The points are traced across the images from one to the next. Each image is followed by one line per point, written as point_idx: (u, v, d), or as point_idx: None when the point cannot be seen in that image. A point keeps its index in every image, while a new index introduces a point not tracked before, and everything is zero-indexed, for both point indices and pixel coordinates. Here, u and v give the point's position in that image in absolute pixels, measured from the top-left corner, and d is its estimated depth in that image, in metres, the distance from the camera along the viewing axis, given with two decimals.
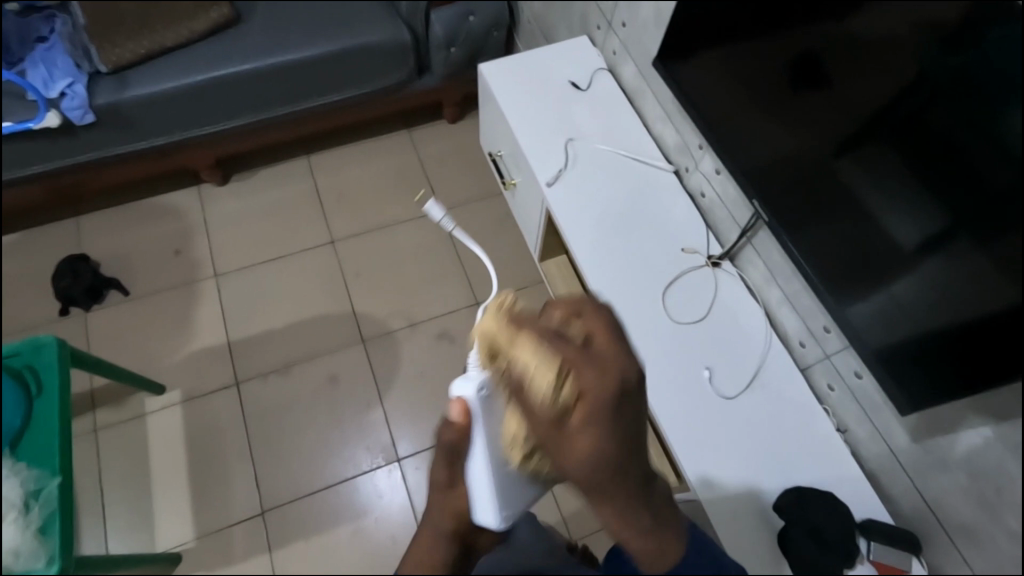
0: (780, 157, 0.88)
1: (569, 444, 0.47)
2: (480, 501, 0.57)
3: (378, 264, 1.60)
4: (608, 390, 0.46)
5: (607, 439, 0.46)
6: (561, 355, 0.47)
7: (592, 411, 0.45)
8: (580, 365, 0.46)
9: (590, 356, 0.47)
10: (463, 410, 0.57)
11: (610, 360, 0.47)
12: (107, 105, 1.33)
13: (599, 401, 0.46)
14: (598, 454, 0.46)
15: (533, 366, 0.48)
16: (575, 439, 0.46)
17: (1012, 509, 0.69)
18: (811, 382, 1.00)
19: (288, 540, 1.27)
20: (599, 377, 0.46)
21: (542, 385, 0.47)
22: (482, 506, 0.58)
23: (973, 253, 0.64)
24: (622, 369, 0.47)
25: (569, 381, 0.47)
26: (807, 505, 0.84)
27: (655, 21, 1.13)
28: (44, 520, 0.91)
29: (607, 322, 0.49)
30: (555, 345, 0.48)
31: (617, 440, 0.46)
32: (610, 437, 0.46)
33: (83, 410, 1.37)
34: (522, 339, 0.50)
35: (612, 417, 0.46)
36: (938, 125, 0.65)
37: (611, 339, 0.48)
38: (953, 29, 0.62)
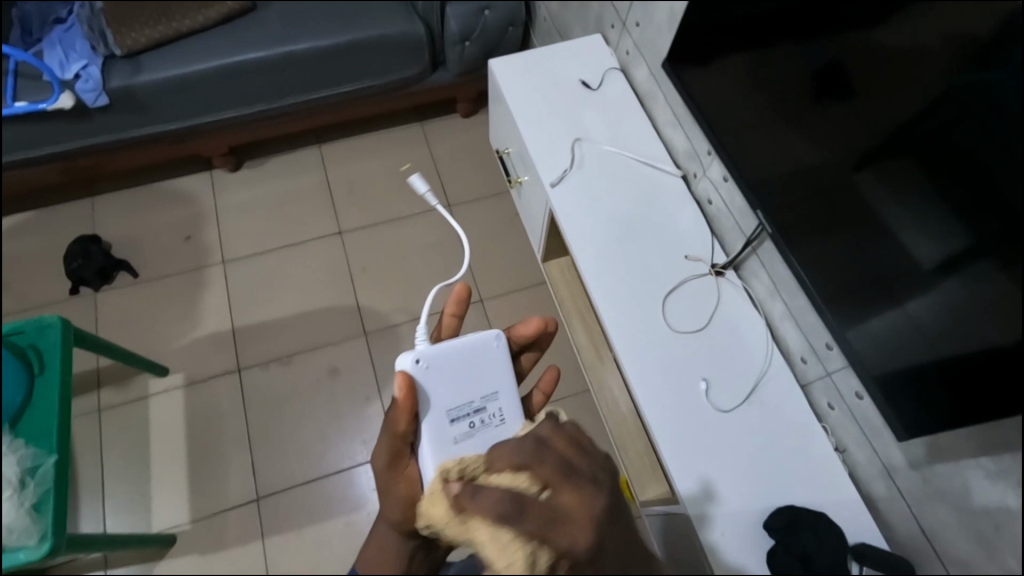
0: (792, 168, 0.86)
1: None
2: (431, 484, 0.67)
3: (383, 258, 1.60)
4: (584, 544, 0.48)
5: None
6: (525, 534, 0.48)
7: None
8: (550, 535, 0.48)
9: (556, 520, 0.49)
10: (404, 384, 0.67)
11: (576, 510, 0.49)
12: (121, 88, 1.35)
13: (579, 556, 0.48)
14: None
15: (500, 557, 0.48)
16: None
17: (1013, 548, 0.67)
18: (811, 399, 0.98)
19: (281, 529, 1.28)
20: (570, 535, 0.48)
21: (517, 570, 0.47)
22: (433, 490, 0.67)
23: (994, 276, 0.61)
24: (588, 514, 0.49)
25: (544, 548, 0.48)
26: (799, 531, 0.82)
27: (668, 22, 1.11)
28: (39, 497, 0.93)
29: (552, 467, 0.51)
30: (517, 524, 0.48)
31: None
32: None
33: (88, 389, 1.39)
34: (477, 522, 0.50)
35: (594, 569, 0.48)
36: (962, 142, 0.62)
37: (568, 484, 0.50)
38: (985, 41, 0.59)
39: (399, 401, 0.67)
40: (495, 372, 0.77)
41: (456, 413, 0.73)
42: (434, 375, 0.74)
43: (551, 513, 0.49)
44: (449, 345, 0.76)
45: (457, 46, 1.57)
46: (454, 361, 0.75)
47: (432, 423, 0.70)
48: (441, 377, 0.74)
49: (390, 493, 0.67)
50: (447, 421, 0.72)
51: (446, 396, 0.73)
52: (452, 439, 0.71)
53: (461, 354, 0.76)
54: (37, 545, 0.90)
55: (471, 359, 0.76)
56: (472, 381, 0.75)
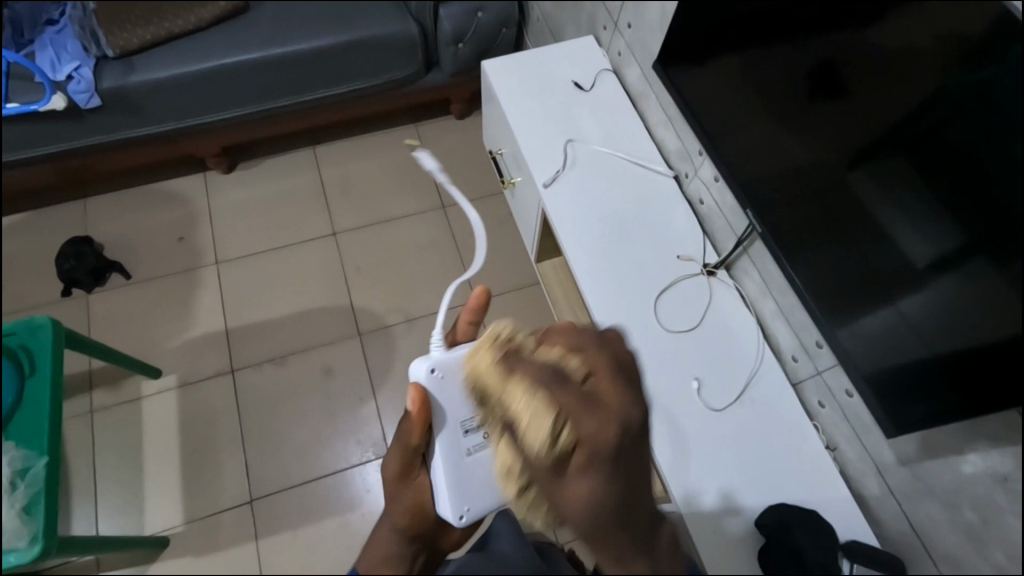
0: (783, 168, 0.87)
1: (566, 487, 0.45)
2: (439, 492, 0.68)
3: (378, 259, 1.59)
4: (609, 437, 0.43)
5: (610, 481, 0.44)
6: (558, 402, 0.46)
7: (591, 461, 0.43)
8: (580, 414, 0.44)
9: (591, 402, 0.45)
10: (417, 397, 0.67)
11: (613, 402, 0.45)
12: (112, 89, 1.34)
13: (601, 448, 0.43)
14: (597, 501, 0.43)
15: (529, 414, 0.47)
16: (576, 479, 0.44)
17: (1003, 545, 0.67)
18: (802, 398, 0.99)
19: (273, 529, 1.24)
20: (597, 424, 0.44)
21: (537, 434, 0.46)
22: (442, 497, 0.68)
23: (987, 275, 0.62)
24: (623, 414, 0.45)
25: (567, 426, 0.45)
26: (790, 528, 0.82)
27: (659, 22, 1.11)
28: (30, 498, 0.92)
29: (606, 361, 0.48)
30: (555, 389, 0.47)
31: (620, 489, 0.44)
32: (610, 481, 0.44)
33: (80, 390, 1.39)
34: (518, 382, 0.50)
35: (613, 467, 0.44)
36: (954, 140, 0.63)
37: (613, 380, 0.47)
38: (978, 43, 0.60)
39: (413, 413, 0.67)
40: None
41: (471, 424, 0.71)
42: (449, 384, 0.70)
43: (588, 396, 0.45)
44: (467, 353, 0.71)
45: (451, 47, 1.57)
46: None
47: (446, 437, 0.69)
48: (456, 388, 0.70)
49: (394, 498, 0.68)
50: (462, 432, 0.70)
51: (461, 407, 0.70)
52: (467, 450, 0.70)
53: None
54: (28, 548, 0.89)
55: None
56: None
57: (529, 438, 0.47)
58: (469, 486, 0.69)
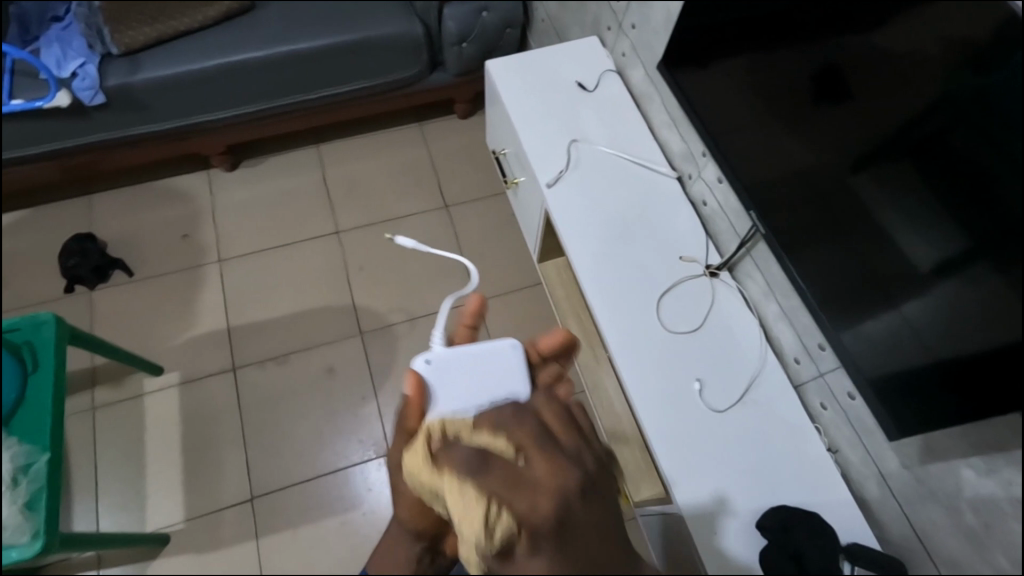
0: (787, 170, 0.87)
1: (518, 572, 0.47)
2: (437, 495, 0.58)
3: (380, 258, 1.59)
4: (544, 510, 0.47)
5: (557, 555, 0.46)
6: (488, 489, 0.48)
7: (536, 539, 0.47)
8: (510, 496, 0.48)
9: (518, 484, 0.48)
10: (413, 382, 0.64)
11: (543, 478, 0.49)
12: (118, 87, 1.35)
13: (540, 525, 0.47)
14: None
15: (461, 506, 0.49)
16: (524, 563, 0.47)
17: (1006, 549, 0.67)
18: (805, 400, 0.99)
19: (273, 528, 1.28)
20: (529, 500, 0.48)
21: (473, 523, 0.48)
22: (439, 499, 0.58)
23: (990, 280, 0.62)
24: (556, 489, 0.48)
25: (502, 513, 0.48)
26: (792, 530, 0.82)
27: (664, 23, 1.11)
28: (32, 495, 0.92)
29: (531, 433, 0.52)
30: (479, 479, 0.49)
31: (570, 562, 0.46)
32: (558, 557, 0.46)
33: (83, 387, 1.39)
34: (448, 472, 0.51)
35: (558, 540, 0.47)
36: (958, 144, 0.63)
37: (540, 455, 0.50)
38: (982, 47, 0.60)
39: (410, 400, 0.63)
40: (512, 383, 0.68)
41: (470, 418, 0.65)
42: (446, 379, 0.68)
43: (515, 479, 0.49)
44: (468, 351, 0.71)
45: (455, 47, 1.57)
46: (472, 367, 0.69)
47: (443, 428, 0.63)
48: (453, 381, 0.68)
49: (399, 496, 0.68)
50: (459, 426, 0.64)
51: (457, 400, 0.66)
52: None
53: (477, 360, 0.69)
54: (30, 543, 0.90)
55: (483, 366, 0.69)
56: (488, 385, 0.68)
57: (467, 532, 0.49)
58: None
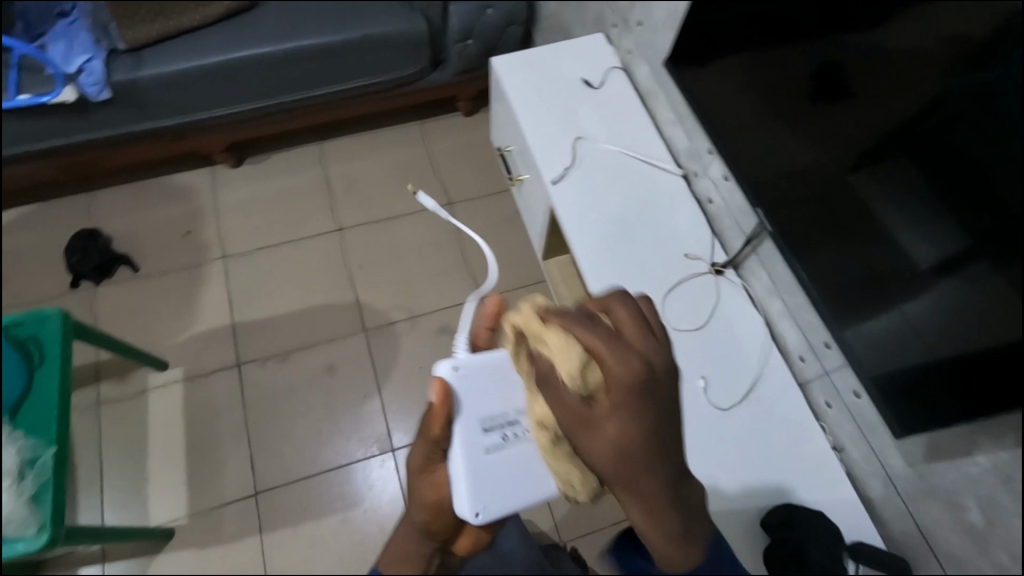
0: (790, 167, 0.86)
1: (596, 423, 0.53)
2: (457, 489, 0.66)
3: (381, 259, 1.66)
4: (632, 372, 0.51)
5: (637, 416, 0.51)
6: (589, 341, 0.53)
7: (621, 399, 0.51)
8: (610, 351, 0.52)
9: (617, 343, 0.52)
10: (441, 389, 0.67)
11: (639, 351, 0.53)
12: (122, 82, 1.38)
13: (626, 387, 0.51)
14: (624, 435, 0.51)
15: (559, 347, 0.54)
16: (603, 416, 0.53)
17: (1009, 547, 0.66)
18: (809, 398, 0.99)
19: (275, 524, 1.21)
20: (623, 362, 0.51)
21: (568, 365, 0.53)
22: (460, 496, 0.66)
23: (991, 277, 0.62)
24: (644, 355, 0.52)
25: (595, 366, 0.53)
26: (795, 525, 0.83)
27: (669, 20, 1.11)
28: (37, 488, 0.93)
29: (632, 315, 0.55)
30: (586, 330, 0.53)
31: (645, 424, 0.51)
32: (638, 418, 0.51)
33: (86, 382, 1.39)
34: (553, 326, 0.56)
35: (639, 400, 0.51)
36: (959, 141, 0.63)
37: (638, 332, 0.54)
38: (981, 44, 0.60)
39: (436, 408, 0.67)
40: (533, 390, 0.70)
41: (492, 422, 0.68)
42: (469, 379, 0.69)
43: (612, 335, 0.53)
44: (490, 354, 0.70)
45: (459, 45, 1.57)
46: (494, 372, 0.69)
47: (465, 435, 0.67)
48: (477, 386, 0.69)
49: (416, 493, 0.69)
50: (480, 430, 0.68)
51: (479, 404, 0.68)
52: (483, 450, 0.67)
53: (496, 364, 0.69)
54: None
55: (504, 371, 0.69)
56: (512, 391, 0.70)
57: (560, 373, 0.54)
58: (487, 484, 0.67)
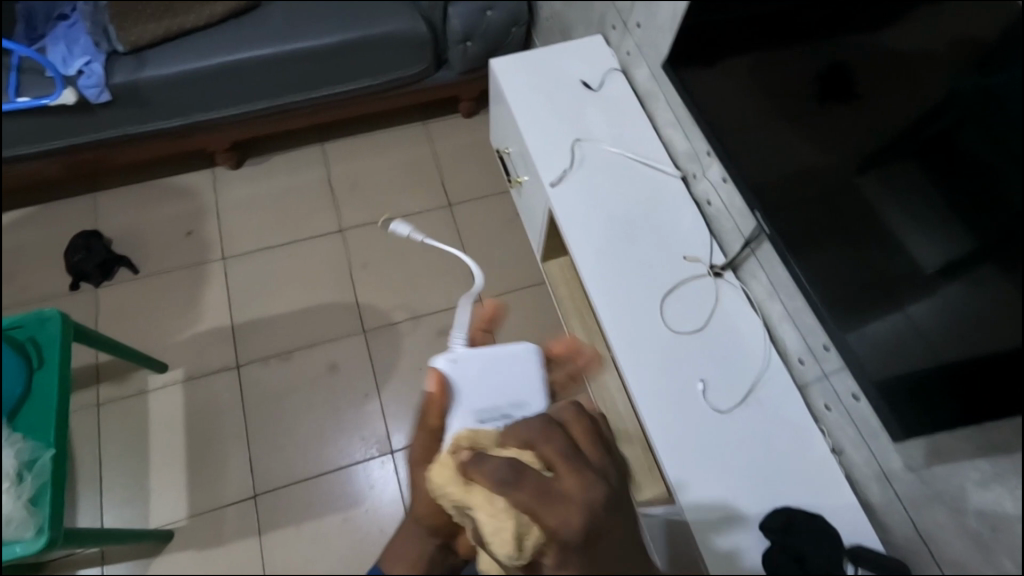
0: (794, 169, 0.86)
1: None
2: None
3: (383, 257, 1.60)
4: (575, 525, 0.42)
5: None
6: (520, 504, 0.44)
7: (567, 557, 0.42)
8: (540, 510, 0.43)
9: (548, 494, 0.44)
10: (437, 380, 0.69)
11: (573, 492, 0.44)
12: (124, 84, 1.35)
13: (570, 542, 0.42)
14: None
15: (492, 523, 0.45)
16: None
17: (1010, 551, 0.67)
18: (808, 400, 0.98)
19: (276, 525, 1.28)
20: (559, 518, 0.43)
21: (503, 542, 0.45)
22: None
23: (995, 280, 0.61)
24: (583, 504, 0.43)
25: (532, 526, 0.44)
26: (795, 533, 0.82)
27: (669, 22, 1.11)
28: (36, 490, 0.93)
29: (560, 450, 0.47)
30: (510, 491, 0.45)
31: None
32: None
33: (87, 383, 1.39)
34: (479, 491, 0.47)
35: (588, 559, 0.42)
36: (964, 145, 0.62)
37: (568, 464, 0.46)
38: (990, 46, 0.59)
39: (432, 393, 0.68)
40: (531, 384, 0.75)
41: (486, 415, 0.70)
42: (460, 378, 0.73)
43: (543, 491, 0.44)
44: (490, 350, 0.76)
45: (460, 46, 1.57)
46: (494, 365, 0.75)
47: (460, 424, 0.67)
48: (472, 377, 0.74)
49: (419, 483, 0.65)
50: (477, 420, 0.69)
51: (476, 399, 0.71)
52: None
53: (495, 356, 0.75)
54: (34, 538, 0.90)
55: (507, 363, 0.75)
56: (509, 388, 0.74)
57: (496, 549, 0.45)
58: None
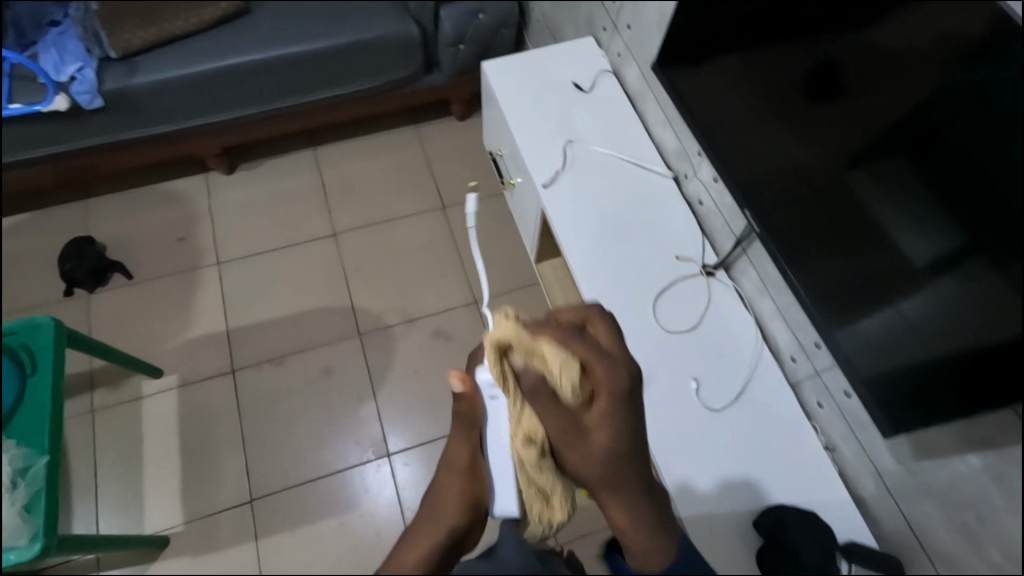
0: (786, 167, 0.86)
1: (589, 432, 0.51)
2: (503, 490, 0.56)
3: (377, 260, 1.60)
4: (620, 376, 0.52)
5: (623, 417, 0.51)
6: (581, 351, 0.51)
7: (611, 400, 0.51)
8: (599, 363, 0.51)
9: (601, 354, 0.52)
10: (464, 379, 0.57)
11: (617, 352, 0.54)
12: (116, 90, 1.35)
13: (615, 392, 0.51)
14: (615, 438, 0.51)
15: (562, 368, 0.49)
16: (597, 420, 0.51)
17: (1000, 543, 0.67)
18: (801, 398, 0.99)
19: (271, 530, 1.28)
20: (610, 369, 0.51)
21: (570, 385, 0.49)
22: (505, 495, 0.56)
23: (985, 274, 0.62)
24: (629, 365, 0.53)
25: (591, 374, 0.51)
26: (788, 527, 0.82)
27: (658, 23, 1.11)
28: (30, 497, 0.93)
29: (609, 321, 0.56)
30: (574, 343, 0.51)
31: (631, 423, 0.52)
32: (624, 422, 0.51)
33: (81, 390, 1.39)
34: (545, 341, 0.50)
35: (626, 405, 0.52)
36: (957, 142, 0.63)
37: (610, 335, 0.55)
38: (975, 45, 0.60)
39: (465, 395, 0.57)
40: None
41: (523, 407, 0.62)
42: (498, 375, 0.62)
43: (596, 347, 0.52)
44: None
45: (451, 48, 1.58)
46: None
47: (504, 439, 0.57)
48: None
49: (441, 489, 0.58)
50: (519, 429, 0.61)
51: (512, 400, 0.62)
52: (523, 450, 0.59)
53: None
54: (28, 545, 0.90)
55: None
56: None
57: (561, 392, 0.49)
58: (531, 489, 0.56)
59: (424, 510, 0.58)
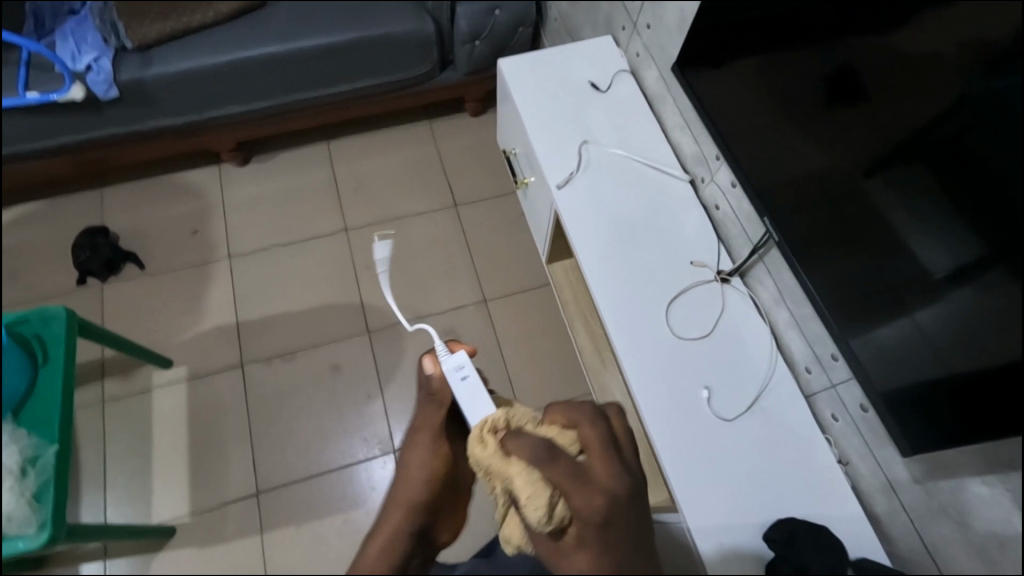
0: (803, 173, 0.84)
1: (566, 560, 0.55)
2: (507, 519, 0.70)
3: (387, 256, 1.60)
4: (596, 502, 0.54)
5: (602, 547, 0.53)
6: (556, 480, 0.56)
7: (584, 533, 0.54)
8: (571, 489, 0.55)
9: (581, 477, 0.56)
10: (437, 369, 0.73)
11: (603, 478, 0.56)
12: (130, 81, 1.35)
13: (590, 518, 0.54)
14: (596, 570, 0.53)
15: (528, 489, 0.57)
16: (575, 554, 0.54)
17: (1015, 564, 0.66)
18: (815, 410, 0.97)
19: (277, 524, 1.28)
20: (585, 494, 0.54)
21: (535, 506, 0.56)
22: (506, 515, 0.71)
23: (1004, 287, 0.60)
24: (611, 490, 0.55)
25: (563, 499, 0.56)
26: (795, 541, 0.80)
27: (678, 25, 1.09)
28: (38, 487, 0.93)
29: (599, 435, 0.60)
30: (548, 468, 0.56)
31: (614, 554, 0.53)
32: (608, 552, 0.53)
33: (91, 379, 1.40)
34: (516, 461, 0.60)
35: (602, 534, 0.53)
36: (974, 152, 0.61)
37: (603, 456, 0.58)
38: (1000, 50, 0.58)
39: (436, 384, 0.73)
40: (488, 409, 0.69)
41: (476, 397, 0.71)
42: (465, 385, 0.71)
43: (576, 473, 0.56)
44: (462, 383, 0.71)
45: (467, 45, 1.56)
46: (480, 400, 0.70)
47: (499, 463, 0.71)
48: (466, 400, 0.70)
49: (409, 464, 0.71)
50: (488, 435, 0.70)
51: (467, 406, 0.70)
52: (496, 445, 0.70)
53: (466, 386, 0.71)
54: (36, 534, 0.91)
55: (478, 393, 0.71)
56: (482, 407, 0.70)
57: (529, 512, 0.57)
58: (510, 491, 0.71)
59: (392, 492, 0.71)
